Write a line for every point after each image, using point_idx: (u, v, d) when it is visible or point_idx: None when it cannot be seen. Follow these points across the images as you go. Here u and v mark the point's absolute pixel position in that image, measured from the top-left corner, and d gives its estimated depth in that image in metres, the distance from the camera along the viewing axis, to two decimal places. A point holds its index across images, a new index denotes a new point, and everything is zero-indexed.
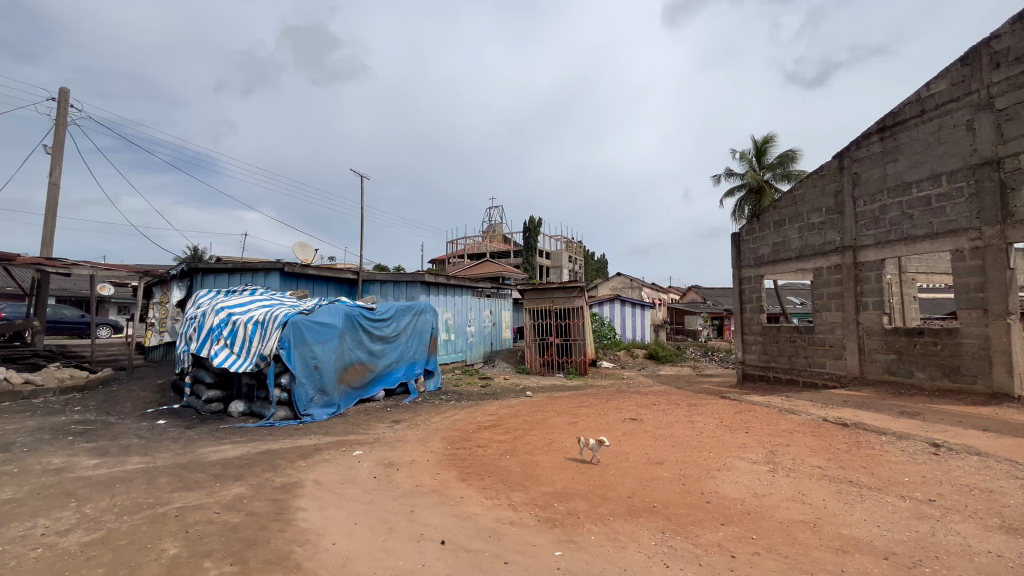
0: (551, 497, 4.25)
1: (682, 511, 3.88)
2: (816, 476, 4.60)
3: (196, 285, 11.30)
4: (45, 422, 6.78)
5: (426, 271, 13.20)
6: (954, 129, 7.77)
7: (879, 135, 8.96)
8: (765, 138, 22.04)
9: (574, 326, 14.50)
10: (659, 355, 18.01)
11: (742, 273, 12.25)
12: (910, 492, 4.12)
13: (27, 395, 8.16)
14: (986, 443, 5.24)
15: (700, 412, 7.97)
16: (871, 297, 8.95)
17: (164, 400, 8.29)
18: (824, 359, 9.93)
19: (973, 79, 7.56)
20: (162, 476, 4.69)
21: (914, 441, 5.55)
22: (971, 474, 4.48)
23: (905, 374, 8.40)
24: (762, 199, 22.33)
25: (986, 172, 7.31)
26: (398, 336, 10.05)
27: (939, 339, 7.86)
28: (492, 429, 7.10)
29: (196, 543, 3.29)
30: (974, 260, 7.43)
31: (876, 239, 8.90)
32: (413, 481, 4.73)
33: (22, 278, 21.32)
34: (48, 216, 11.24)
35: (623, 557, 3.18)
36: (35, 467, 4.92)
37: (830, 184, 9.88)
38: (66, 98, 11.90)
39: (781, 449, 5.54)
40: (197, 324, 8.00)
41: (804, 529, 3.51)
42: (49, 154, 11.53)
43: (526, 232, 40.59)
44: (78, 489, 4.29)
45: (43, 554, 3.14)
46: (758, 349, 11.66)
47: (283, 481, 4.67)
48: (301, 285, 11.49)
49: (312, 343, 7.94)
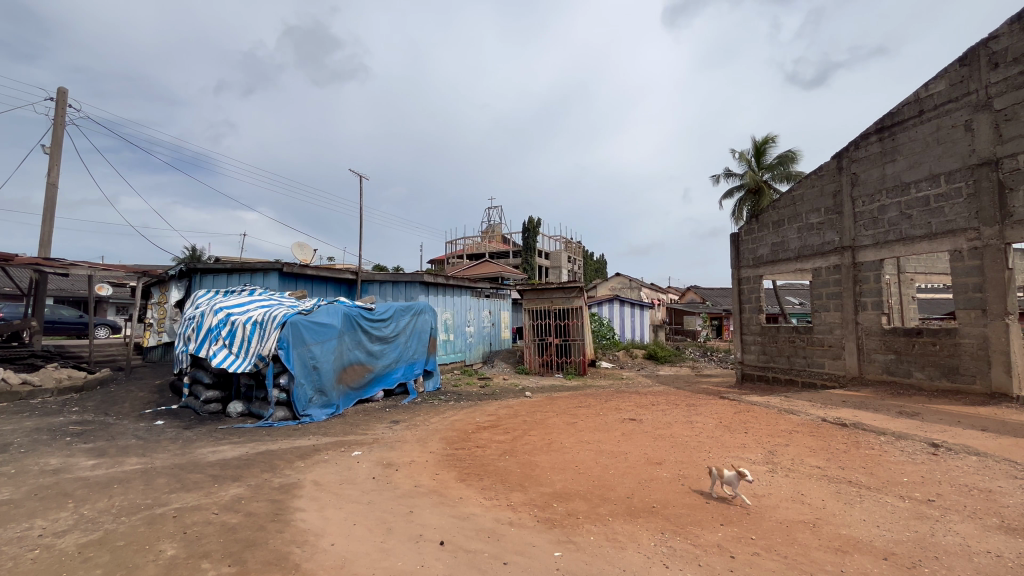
0: (550, 498, 4.25)
1: (681, 512, 3.87)
2: (815, 476, 4.60)
3: (195, 285, 11.28)
4: (43, 422, 6.77)
5: (426, 272, 13.21)
6: (952, 129, 7.79)
7: (878, 135, 8.96)
8: (765, 138, 22.05)
9: (574, 326, 14.52)
10: (659, 355, 18.04)
11: (741, 273, 12.25)
12: (909, 492, 4.13)
13: (25, 395, 8.14)
14: (985, 443, 5.25)
15: (700, 412, 7.97)
16: (870, 298, 8.96)
17: (163, 400, 8.29)
18: (823, 359, 9.93)
19: (971, 79, 7.57)
20: (160, 477, 4.68)
21: (913, 441, 5.56)
22: (970, 474, 4.48)
23: (903, 374, 8.41)
24: (762, 199, 22.35)
25: (984, 172, 7.32)
26: (398, 336, 10.06)
27: (938, 339, 7.86)
28: (492, 430, 7.10)
29: (195, 544, 3.28)
30: (973, 260, 7.43)
31: (875, 239, 8.91)
32: (412, 481, 4.73)
33: (21, 279, 21.36)
34: (46, 216, 11.22)
35: (622, 557, 3.17)
36: (33, 467, 4.91)
37: (829, 184, 9.89)
38: (64, 98, 11.88)
39: (781, 449, 5.55)
40: (196, 323, 7.99)
41: (803, 529, 3.51)
42: (47, 154, 11.52)
43: (526, 232, 40.60)
44: (76, 490, 4.27)
45: (40, 555, 3.13)
46: (757, 349, 11.67)
47: (282, 481, 4.66)
48: (300, 285, 11.49)
49: (311, 343, 7.93)
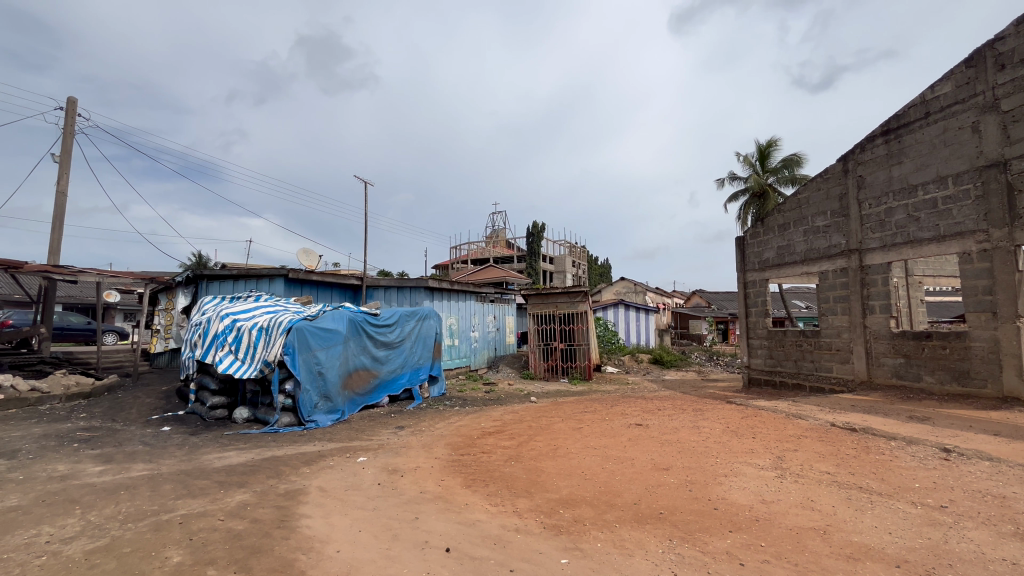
0: (556, 503, 4.22)
1: (689, 519, 3.83)
2: (825, 482, 4.54)
3: (202, 291, 11.31)
4: (50, 428, 6.80)
5: (430, 277, 13.21)
6: (958, 131, 7.74)
7: (884, 138, 8.92)
8: (769, 142, 22.09)
9: (579, 331, 14.51)
10: (665, 359, 17.99)
11: (747, 277, 12.15)
12: (922, 498, 4.06)
13: (34, 402, 8.16)
14: (998, 448, 5.16)
15: (707, 416, 7.92)
16: (878, 301, 8.90)
17: (169, 406, 8.29)
18: (831, 363, 9.85)
19: (978, 80, 7.51)
20: (166, 483, 4.68)
21: (924, 446, 5.48)
22: (983, 480, 4.41)
23: (912, 378, 8.32)
24: (767, 203, 22.35)
25: (992, 174, 7.28)
26: (403, 342, 10.05)
27: (948, 343, 7.78)
28: (497, 435, 7.06)
29: (201, 551, 3.27)
30: (982, 263, 7.35)
31: (882, 242, 8.85)
32: (417, 487, 4.72)
33: (29, 286, 21.61)
34: (55, 225, 11.34)
35: (630, 565, 3.14)
36: (40, 474, 4.92)
37: (835, 187, 9.83)
38: (73, 107, 12.02)
39: (790, 454, 5.49)
40: (202, 329, 8.01)
41: (829, 543, 3.35)
42: (56, 163, 11.64)
43: (530, 238, 40.76)
44: (82, 497, 4.28)
45: (47, 562, 3.13)
46: (764, 353, 11.58)
47: (287, 488, 4.64)
48: (306, 291, 11.54)
49: (316, 349, 7.90)
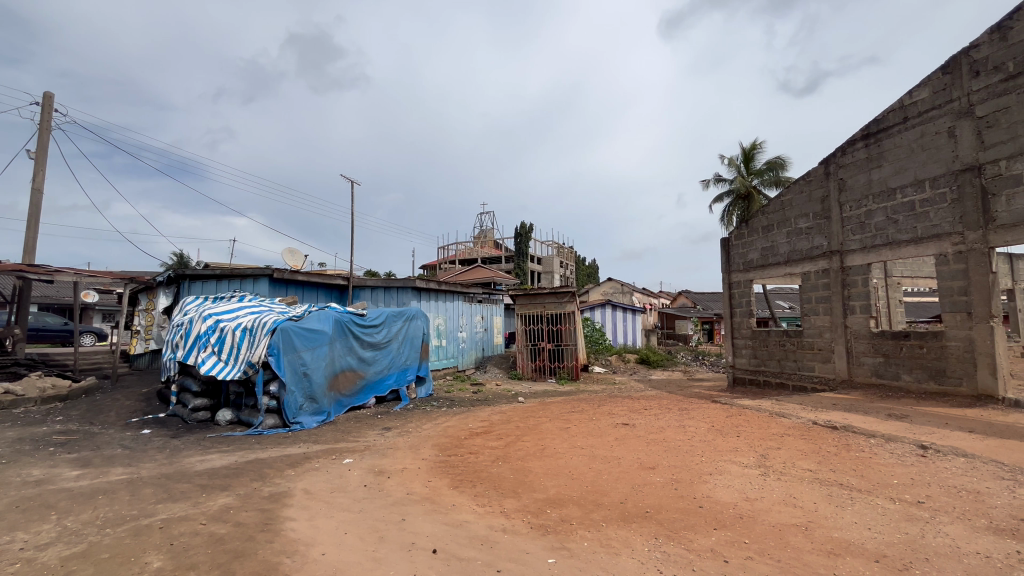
0: (544, 503, 4.24)
1: (675, 517, 3.86)
2: (806, 479, 4.62)
3: (183, 292, 11.10)
4: (25, 432, 6.62)
5: (417, 277, 13.14)
6: (936, 136, 7.93)
7: (864, 142, 9.11)
8: (753, 144, 22.40)
9: (566, 332, 14.53)
10: (651, 359, 18.11)
11: (731, 277, 12.30)
12: (900, 494, 4.16)
13: (7, 405, 7.95)
14: (972, 445, 5.30)
15: (692, 415, 8.03)
16: (858, 301, 9.08)
17: (149, 408, 8.14)
18: (813, 363, 10.01)
19: (954, 86, 7.71)
20: (147, 487, 4.58)
21: (902, 444, 5.60)
22: (959, 476, 4.52)
23: (891, 377, 8.51)
24: (751, 205, 22.65)
25: (967, 177, 7.46)
26: (389, 343, 9.98)
27: (925, 342, 7.97)
28: (484, 436, 7.05)
29: (181, 556, 3.21)
30: (957, 264, 7.54)
31: (862, 243, 9.02)
32: (404, 489, 4.69)
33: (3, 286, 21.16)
34: (31, 223, 11.04)
35: (616, 563, 3.16)
36: (14, 479, 4.79)
37: (818, 189, 10.00)
38: (50, 102, 11.74)
39: (773, 452, 5.58)
40: (184, 331, 7.85)
41: (807, 540, 3.40)
42: (32, 159, 11.34)
43: (517, 238, 40.79)
44: (58, 502, 4.17)
45: (20, 570, 3.04)
46: (748, 353, 11.72)
47: (272, 490, 4.59)
48: (290, 291, 11.40)
49: (301, 349, 7.82)
